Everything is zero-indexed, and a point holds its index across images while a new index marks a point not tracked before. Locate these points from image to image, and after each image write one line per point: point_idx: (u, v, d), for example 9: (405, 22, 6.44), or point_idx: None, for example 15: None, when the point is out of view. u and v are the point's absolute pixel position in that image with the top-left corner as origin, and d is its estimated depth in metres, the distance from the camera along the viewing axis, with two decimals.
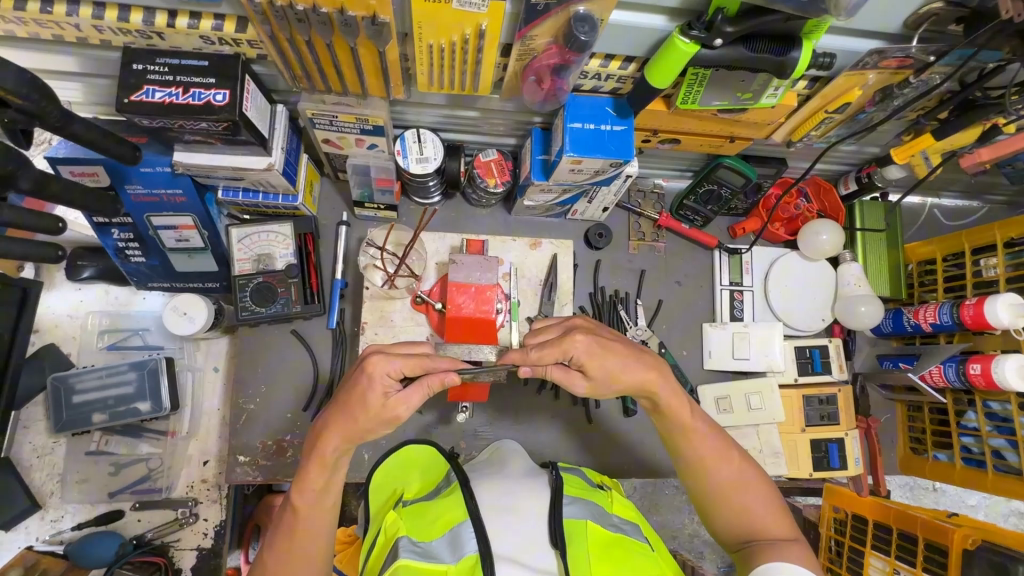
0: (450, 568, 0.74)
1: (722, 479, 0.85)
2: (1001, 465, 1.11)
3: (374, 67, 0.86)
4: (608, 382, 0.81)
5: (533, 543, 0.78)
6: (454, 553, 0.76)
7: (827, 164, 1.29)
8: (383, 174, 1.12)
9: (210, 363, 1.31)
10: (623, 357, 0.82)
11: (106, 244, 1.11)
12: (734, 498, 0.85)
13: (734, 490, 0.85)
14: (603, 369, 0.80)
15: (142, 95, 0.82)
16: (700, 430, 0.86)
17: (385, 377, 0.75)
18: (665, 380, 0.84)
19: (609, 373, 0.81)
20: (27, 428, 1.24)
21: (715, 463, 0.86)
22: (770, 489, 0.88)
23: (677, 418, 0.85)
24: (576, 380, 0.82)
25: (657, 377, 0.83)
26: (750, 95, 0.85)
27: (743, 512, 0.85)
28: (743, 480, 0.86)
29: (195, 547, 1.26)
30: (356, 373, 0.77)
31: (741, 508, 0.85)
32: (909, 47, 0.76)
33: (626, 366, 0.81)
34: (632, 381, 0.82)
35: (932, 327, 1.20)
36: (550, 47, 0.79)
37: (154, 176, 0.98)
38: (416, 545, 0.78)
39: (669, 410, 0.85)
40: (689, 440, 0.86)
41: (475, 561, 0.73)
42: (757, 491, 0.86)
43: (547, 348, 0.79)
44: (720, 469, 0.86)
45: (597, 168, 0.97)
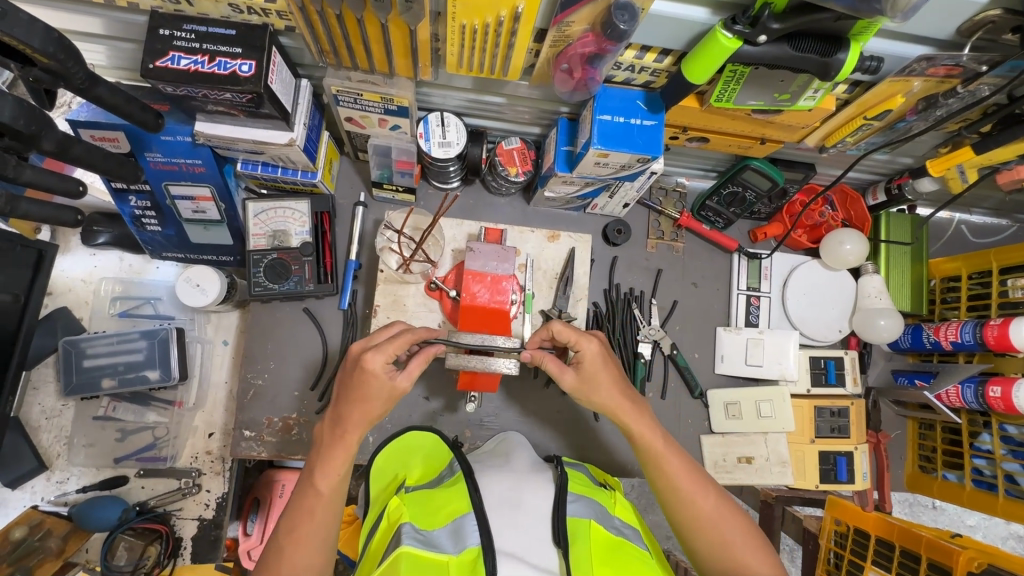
0: (452, 559, 0.73)
1: (702, 513, 0.86)
2: (1013, 490, 1.09)
3: (403, 46, 0.84)
4: (589, 388, 0.90)
5: (535, 540, 0.78)
6: (456, 544, 0.75)
7: (857, 173, 1.26)
8: (404, 156, 1.10)
9: (219, 336, 1.31)
10: (615, 373, 0.91)
11: (123, 211, 1.10)
12: (715, 532, 0.85)
13: (714, 524, 0.86)
14: (604, 373, 0.90)
15: (167, 61, 0.81)
16: (676, 460, 0.90)
17: (384, 365, 0.80)
18: (632, 408, 0.91)
19: (600, 380, 0.90)
20: (38, 389, 1.25)
21: (693, 495, 0.87)
22: (751, 526, 0.88)
23: (648, 445, 0.90)
24: (566, 375, 0.90)
25: (625, 404, 0.91)
26: (788, 97, 0.83)
27: (725, 548, 0.85)
28: (722, 515, 0.87)
29: (197, 517, 1.27)
30: (355, 369, 0.81)
31: (723, 543, 0.85)
32: (959, 56, 0.73)
33: (606, 384, 0.90)
34: (607, 403, 0.91)
35: (952, 345, 1.18)
36: (586, 34, 0.76)
37: (175, 145, 0.96)
38: (419, 532, 0.78)
39: (641, 435, 0.90)
40: (666, 471, 0.89)
41: (476, 554, 0.73)
42: (739, 528, 0.86)
43: (566, 331, 0.89)
44: (699, 503, 0.87)
45: (624, 162, 0.95)
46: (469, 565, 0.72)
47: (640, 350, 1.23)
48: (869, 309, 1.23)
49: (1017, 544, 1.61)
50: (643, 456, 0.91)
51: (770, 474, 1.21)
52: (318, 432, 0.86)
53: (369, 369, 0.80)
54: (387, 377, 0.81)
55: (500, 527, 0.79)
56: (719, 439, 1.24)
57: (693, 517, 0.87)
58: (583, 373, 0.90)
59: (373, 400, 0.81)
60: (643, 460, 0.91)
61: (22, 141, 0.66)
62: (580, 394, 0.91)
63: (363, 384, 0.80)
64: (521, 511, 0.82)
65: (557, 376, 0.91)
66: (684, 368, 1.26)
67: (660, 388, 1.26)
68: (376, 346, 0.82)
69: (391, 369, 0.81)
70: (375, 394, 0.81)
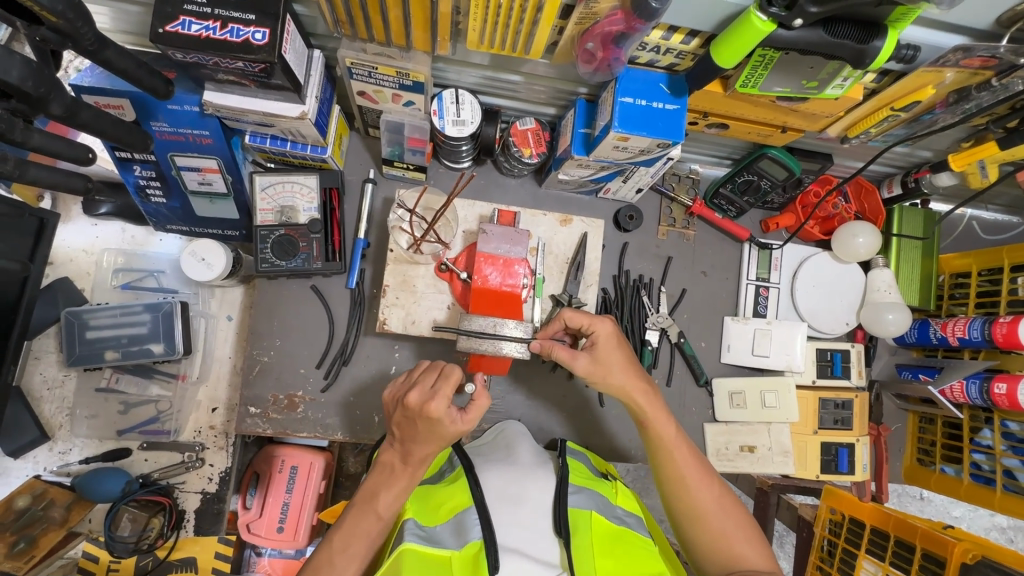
0: (454, 555, 0.74)
1: (703, 503, 0.87)
2: (1011, 485, 1.11)
3: (422, 18, 0.81)
4: (602, 371, 0.90)
5: (538, 535, 0.79)
6: (458, 539, 0.76)
7: (875, 165, 1.24)
8: (416, 133, 1.07)
9: (224, 311, 1.30)
10: (627, 359, 0.92)
11: (127, 181, 1.07)
12: (713, 523, 0.86)
13: (713, 515, 0.86)
14: (616, 355, 0.91)
15: (178, 26, 0.78)
16: (683, 448, 0.90)
17: (447, 412, 0.77)
18: (644, 394, 0.91)
19: (614, 363, 0.90)
20: (39, 359, 1.24)
21: (697, 484, 0.88)
22: (750, 523, 0.88)
23: (657, 431, 0.90)
24: (579, 358, 0.90)
25: (637, 389, 0.90)
26: (816, 84, 0.81)
27: (721, 540, 0.85)
28: (723, 508, 0.87)
29: (200, 490, 1.27)
30: (417, 415, 0.78)
31: (718, 535, 0.85)
32: (997, 47, 0.71)
33: (619, 368, 0.90)
34: (620, 385, 0.90)
35: (959, 342, 1.18)
36: (615, 12, 0.74)
37: (182, 114, 0.94)
38: (421, 529, 0.80)
39: (652, 420, 0.90)
40: (674, 459, 0.89)
41: (478, 550, 0.73)
42: (737, 521, 0.87)
43: (579, 313, 0.92)
44: (702, 493, 0.87)
45: (643, 147, 0.93)
46: (471, 560, 0.72)
47: (647, 337, 1.23)
48: (877, 303, 1.23)
49: (999, 534, 1.65)
50: (651, 443, 0.91)
51: (771, 463, 1.22)
52: (382, 453, 0.84)
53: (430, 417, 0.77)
54: (451, 422, 0.78)
55: (505, 518, 0.80)
56: (722, 428, 1.24)
57: (693, 507, 0.87)
58: (596, 356, 0.90)
59: (442, 440, 0.79)
60: (650, 447, 0.91)
61: (29, 104, 0.64)
62: (592, 378, 0.90)
63: (428, 428, 0.78)
64: (525, 505, 0.82)
65: (569, 361, 0.89)
66: (691, 357, 1.25)
67: (665, 375, 1.26)
68: (431, 391, 0.79)
69: (454, 412, 0.78)
70: (442, 437, 0.79)
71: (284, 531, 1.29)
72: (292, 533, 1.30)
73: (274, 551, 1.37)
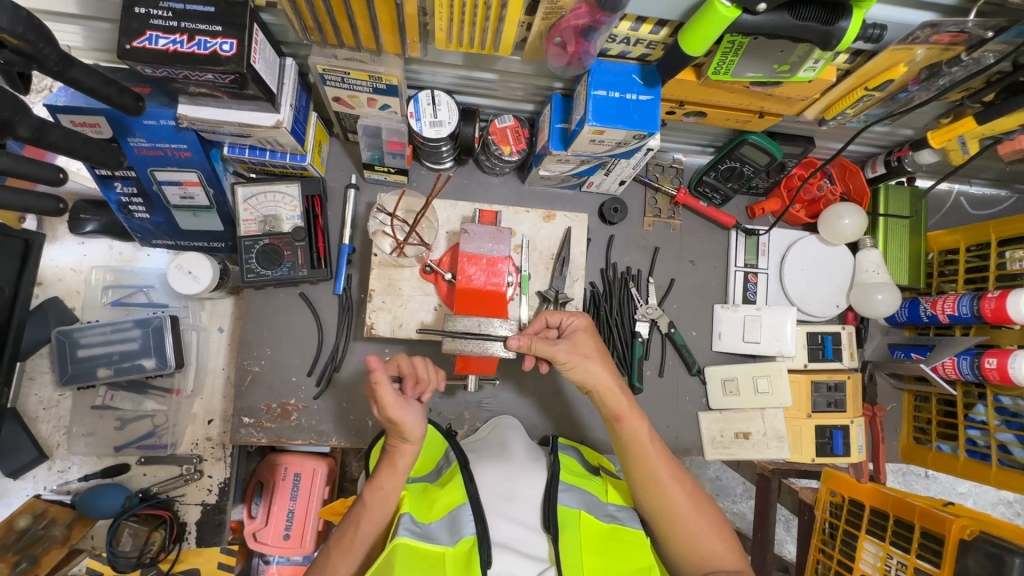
0: (447, 551, 0.75)
1: (678, 502, 0.87)
2: (1006, 459, 1.11)
3: (390, 20, 0.81)
4: (580, 357, 0.89)
5: (527, 531, 0.80)
6: (452, 536, 0.77)
7: (856, 146, 1.24)
8: (395, 136, 1.07)
9: (215, 323, 1.31)
10: (603, 352, 0.93)
11: (109, 198, 1.07)
12: (688, 522, 0.87)
13: (686, 513, 0.87)
14: (596, 352, 0.92)
15: (145, 41, 0.77)
16: (654, 446, 0.90)
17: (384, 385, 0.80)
18: (618, 394, 0.90)
19: (590, 353, 0.91)
20: (33, 379, 1.24)
21: (670, 484, 0.88)
22: (721, 521, 0.90)
23: (631, 430, 0.89)
24: (559, 345, 0.88)
25: (612, 387, 0.89)
26: (787, 68, 0.81)
27: (693, 537, 0.86)
28: (695, 509, 0.88)
29: (200, 502, 1.29)
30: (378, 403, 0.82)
31: (689, 534, 0.86)
32: (965, 22, 0.72)
33: (596, 361, 0.90)
34: (597, 376, 0.89)
35: (949, 319, 1.18)
36: (580, 6, 0.73)
37: (158, 129, 0.93)
38: (416, 524, 0.79)
39: (626, 424, 0.89)
40: (647, 460, 0.88)
41: (471, 545, 0.74)
42: (707, 518, 0.88)
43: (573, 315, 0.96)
44: (677, 493, 0.87)
45: (620, 139, 0.92)
46: (465, 556, 0.74)
47: (637, 329, 1.23)
48: (867, 284, 1.23)
49: (1004, 509, 1.66)
50: (623, 443, 0.90)
51: (768, 449, 1.22)
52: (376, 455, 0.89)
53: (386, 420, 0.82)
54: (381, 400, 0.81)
55: (498, 511, 0.82)
56: (717, 416, 1.24)
57: (668, 508, 0.87)
58: (573, 345, 0.90)
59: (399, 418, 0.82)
60: (621, 446, 0.90)
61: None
62: (570, 365, 0.89)
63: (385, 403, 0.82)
64: (518, 501, 0.84)
65: (550, 348, 0.88)
66: (682, 346, 1.25)
67: (658, 366, 1.26)
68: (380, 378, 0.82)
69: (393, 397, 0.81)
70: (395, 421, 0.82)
71: (291, 538, 1.30)
72: (299, 540, 1.30)
73: (282, 559, 1.35)
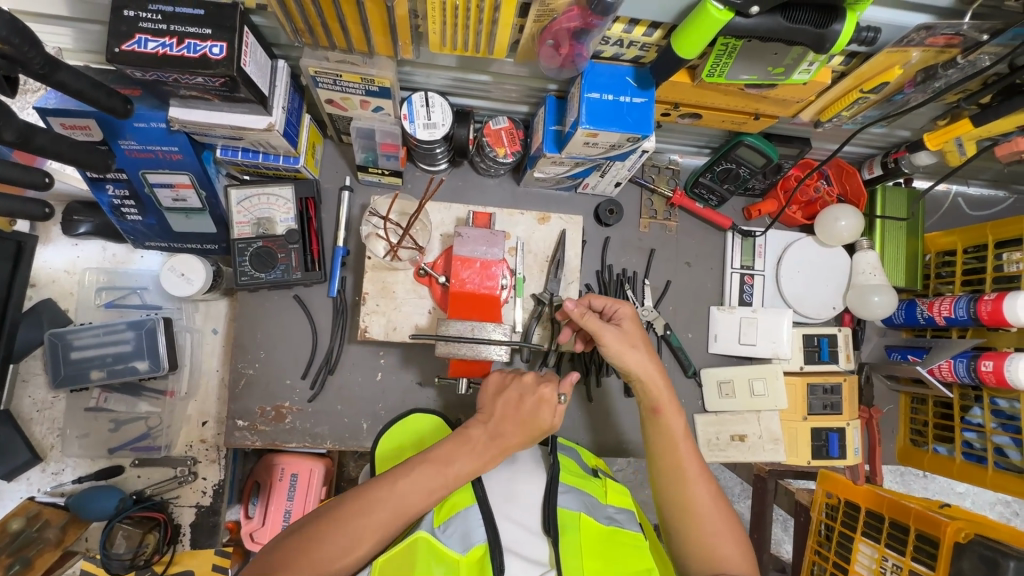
0: (460, 559, 0.73)
1: (700, 499, 0.85)
2: (1002, 462, 1.10)
3: (381, 23, 0.81)
4: (629, 342, 0.91)
5: (527, 533, 0.79)
6: (462, 542, 0.75)
7: (853, 147, 1.24)
8: (388, 138, 1.07)
9: (209, 325, 1.30)
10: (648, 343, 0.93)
11: (101, 201, 1.07)
12: (705, 522, 0.84)
13: (706, 514, 0.84)
14: (641, 341, 0.92)
15: (134, 44, 0.77)
16: (688, 443, 0.89)
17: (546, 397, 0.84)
18: (660, 385, 0.90)
19: (637, 341, 0.91)
20: (27, 381, 1.24)
21: (695, 481, 0.86)
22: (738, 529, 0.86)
23: (667, 422, 0.90)
24: (609, 328, 0.90)
25: (655, 377, 0.90)
26: (781, 70, 0.80)
27: (707, 538, 0.83)
28: (714, 510, 0.85)
29: (194, 504, 1.28)
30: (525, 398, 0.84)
31: (705, 535, 0.83)
32: (960, 24, 0.71)
33: (643, 351, 0.91)
34: (639, 364, 0.90)
35: (946, 321, 1.17)
36: (571, 8, 0.73)
37: (149, 131, 0.93)
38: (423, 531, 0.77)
39: (664, 414, 0.90)
40: (678, 454, 0.88)
41: (484, 552, 0.73)
42: (726, 522, 0.85)
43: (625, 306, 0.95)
44: (700, 491, 0.86)
45: (614, 142, 0.92)
46: (478, 563, 0.72)
47: None
48: (863, 286, 1.22)
49: (1003, 509, 1.65)
50: (658, 433, 0.90)
51: (764, 451, 1.21)
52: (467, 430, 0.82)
53: (541, 425, 0.83)
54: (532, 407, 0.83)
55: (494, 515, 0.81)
56: (712, 418, 1.24)
57: (689, 504, 0.85)
58: (625, 331, 0.92)
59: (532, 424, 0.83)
60: (655, 436, 0.90)
61: None
62: (615, 350, 0.89)
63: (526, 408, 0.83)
64: (516, 503, 0.83)
65: (600, 326, 0.89)
66: (678, 349, 1.25)
67: None
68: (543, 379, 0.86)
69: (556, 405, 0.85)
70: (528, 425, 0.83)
71: None
72: None
73: None
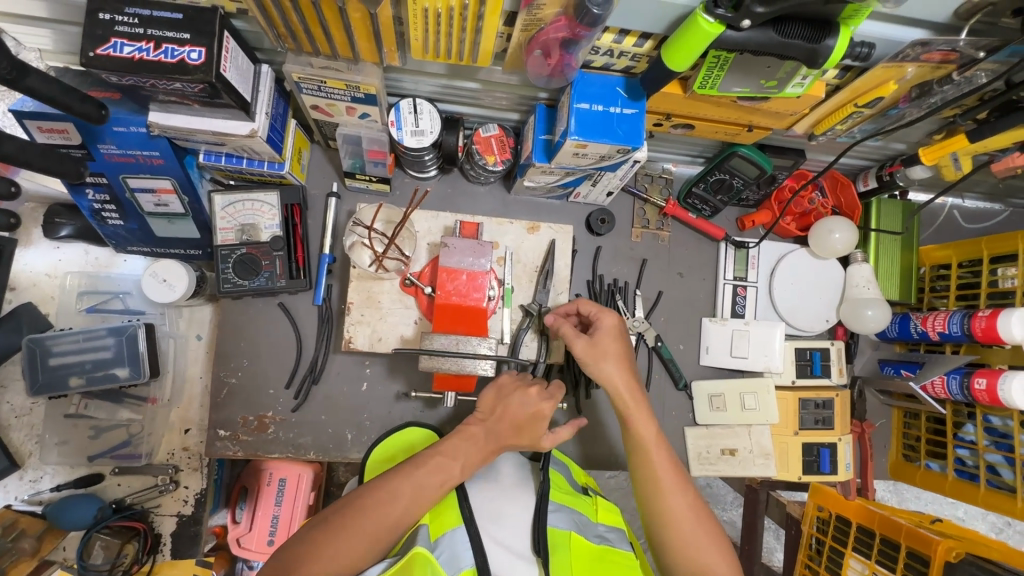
0: None
1: (678, 509, 0.82)
2: (994, 480, 1.09)
3: (365, 30, 0.79)
4: (598, 354, 0.90)
5: (513, 557, 0.77)
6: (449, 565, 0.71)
7: (848, 159, 1.22)
8: (375, 145, 1.05)
9: (193, 331, 1.28)
10: (622, 350, 0.91)
11: (81, 205, 1.04)
12: (687, 533, 0.81)
13: (686, 524, 0.81)
14: (615, 351, 0.90)
15: (109, 48, 0.74)
16: (663, 451, 0.86)
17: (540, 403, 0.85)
18: (629, 393, 0.88)
19: (607, 351, 0.90)
20: (5, 387, 1.22)
21: (672, 490, 0.83)
22: (722, 537, 0.83)
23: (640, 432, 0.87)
24: (578, 339, 0.90)
25: (623, 387, 0.88)
26: (774, 83, 0.79)
27: (688, 549, 0.80)
28: (694, 520, 0.82)
29: (175, 513, 1.25)
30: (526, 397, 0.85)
31: (686, 546, 0.81)
32: (956, 40, 0.70)
33: (612, 361, 0.89)
34: (608, 374, 0.89)
35: (939, 336, 1.16)
36: (559, 18, 0.71)
37: (128, 136, 0.90)
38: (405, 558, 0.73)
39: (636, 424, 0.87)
40: (654, 463, 0.85)
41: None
42: (707, 530, 0.82)
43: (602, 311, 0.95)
44: (677, 500, 0.83)
45: (603, 153, 0.90)
46: None
47: None
48: (857, 299, 1.21)
49: (995, 522, 1.64)
50: (632, 443, 0.88)
51: (754, 466, 1.20)
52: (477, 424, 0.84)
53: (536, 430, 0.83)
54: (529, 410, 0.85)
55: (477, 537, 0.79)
56: (703, 431, 1.22)
57: (667, 516, 0.82)
58: (595, 341, 0.90)
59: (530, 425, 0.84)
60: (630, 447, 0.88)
61: None
62: (585, 361, 0.90)
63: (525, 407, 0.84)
64: (501, 521, 0.82)
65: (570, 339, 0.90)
66: (669, 360, 1.23)
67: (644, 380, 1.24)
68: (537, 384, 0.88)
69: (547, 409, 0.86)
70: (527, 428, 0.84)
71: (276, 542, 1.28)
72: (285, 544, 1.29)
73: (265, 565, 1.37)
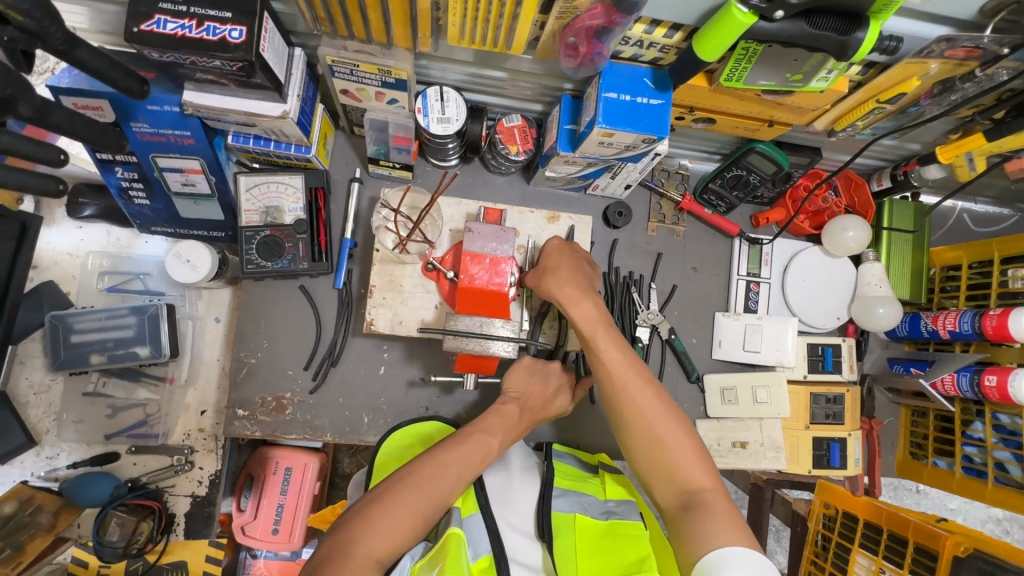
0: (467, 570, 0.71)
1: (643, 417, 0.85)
2: (1002, 478, 1.10)
3: (402, 15, 0.81)
4: (550, 282, 0.96)
5: (521, 538, 0.80)
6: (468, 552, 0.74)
7: (863, 158, 1.24)
8: (401, 131, 1.07)
9: (211, 313, 1.29)
10: (578, 277, 0.97)
11: (109, 183, 1.06)
12: (652, 436, 0.83)
13: (649, 427, 0.84)
14: (570, 280, 0.96)
15: (153, 25, 0.76)
16: (624, 364, 0.89)
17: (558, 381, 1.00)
18: (584, 314, 0.93)
19: (562, 277, 0.97)
20: (25, 363, 1.23)
21: (635, 401, 0.86)
22: (689, 435, 0.84)
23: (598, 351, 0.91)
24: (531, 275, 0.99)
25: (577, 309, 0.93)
26: (800, 77, 0.80)
27: (658, 451, 0.83)
28: (659, 422, 0.84)
29: (189, 494, 1.27)
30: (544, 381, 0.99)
31: (655, 451, 0.83)
32: (980, 37, 0.72)
33: (568, 288, 0.95)
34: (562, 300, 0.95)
35: (950, 335, 1.17)
36: (595, 6, 0.73)
37: (162, 115, 0.92)
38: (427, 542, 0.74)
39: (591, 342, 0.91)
40: (614, 379, 0.88)
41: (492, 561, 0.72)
42: (671, 427, 0.84)
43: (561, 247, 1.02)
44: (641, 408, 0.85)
45: (628, 142, 0.92)
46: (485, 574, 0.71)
47: (638, 333, 1.22)
48: (868, 297, 1.23)
49: (994, 526, 1.66)
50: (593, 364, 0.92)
51: (765, 459, 1.21)
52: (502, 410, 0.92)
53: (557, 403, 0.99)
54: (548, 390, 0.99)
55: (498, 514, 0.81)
56: (714, 424, 1.24)
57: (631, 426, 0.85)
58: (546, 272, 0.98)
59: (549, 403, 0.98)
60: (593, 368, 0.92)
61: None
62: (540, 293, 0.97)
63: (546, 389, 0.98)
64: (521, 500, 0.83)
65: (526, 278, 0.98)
66: (682, 353, 1.25)
67: (657, 372, 1.26)
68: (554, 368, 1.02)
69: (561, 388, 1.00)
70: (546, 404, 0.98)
71: (279, 533, 1.30)
72: (286, 536, 1.30)
73: (269, 555, 1.38)
